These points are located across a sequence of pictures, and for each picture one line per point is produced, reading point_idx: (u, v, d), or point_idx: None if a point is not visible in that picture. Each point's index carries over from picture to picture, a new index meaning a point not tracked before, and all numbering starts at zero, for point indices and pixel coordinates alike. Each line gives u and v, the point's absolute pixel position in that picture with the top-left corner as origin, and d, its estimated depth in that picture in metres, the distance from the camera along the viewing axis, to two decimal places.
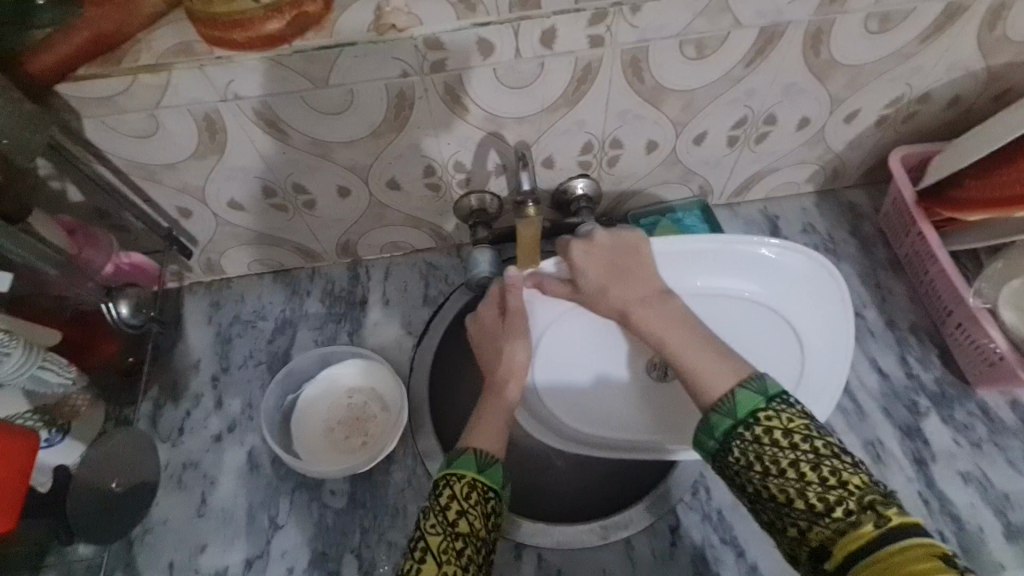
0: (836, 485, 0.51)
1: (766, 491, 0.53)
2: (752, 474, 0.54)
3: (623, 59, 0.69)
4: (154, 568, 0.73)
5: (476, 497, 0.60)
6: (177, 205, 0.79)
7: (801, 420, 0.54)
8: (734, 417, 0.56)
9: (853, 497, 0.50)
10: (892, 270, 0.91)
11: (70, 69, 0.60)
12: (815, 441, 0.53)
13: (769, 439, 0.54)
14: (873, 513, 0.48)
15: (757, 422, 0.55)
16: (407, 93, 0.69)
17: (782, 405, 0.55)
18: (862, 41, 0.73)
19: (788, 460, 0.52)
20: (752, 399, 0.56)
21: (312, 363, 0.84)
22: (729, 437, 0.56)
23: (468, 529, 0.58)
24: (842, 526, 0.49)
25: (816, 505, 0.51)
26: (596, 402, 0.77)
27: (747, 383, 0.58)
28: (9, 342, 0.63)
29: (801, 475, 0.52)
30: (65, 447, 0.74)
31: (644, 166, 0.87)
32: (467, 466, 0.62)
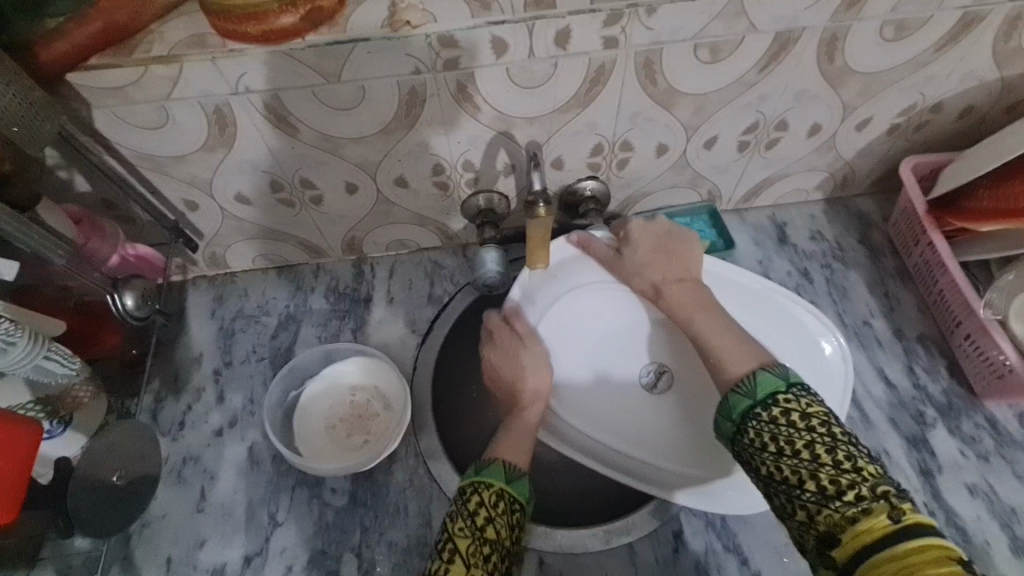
0: (850, 469, 0.50)
1: (777, 472, 0.53)
2: (766, 454, 0.54)
3: (637, 60, 0.69)
4: (152, 562, 0.73)
5: (503, 506, 0.60)
6: (184, 197, 0.79)
7: (820, 407, 0.55)
8: (753, 398, 0.57)
9: (866, 484, 0.49)
10: (900, 279, 0.90)
11: (81, 58, 0.60)
12: (833, 426, 0.53)
13: (786, 419, 0.54)
14: (887, 503, 0.47)
15: (775, 403, 0.56)
16: (419, 91, 0.68)
17: (803, 392, 0.56)
18: (877, 49, 0.73)
19: (803, 441, 0.53)
20: (774, 382, 0.57)
21: (315, 360, 0.84)
22: (746, 417, 0.57)
23: (495, 535, 0.57)
24: (854, 513, 0.48)
25: (828, 488, 0.50)
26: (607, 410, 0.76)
27: (772, 369, 0.59)
28: (14, 331, 0.62)
29: (814, 458, 0.51)
30: (66, 438, 0.72)
31: (653, 169, 0.86)
32: (496, 475, 0.62)
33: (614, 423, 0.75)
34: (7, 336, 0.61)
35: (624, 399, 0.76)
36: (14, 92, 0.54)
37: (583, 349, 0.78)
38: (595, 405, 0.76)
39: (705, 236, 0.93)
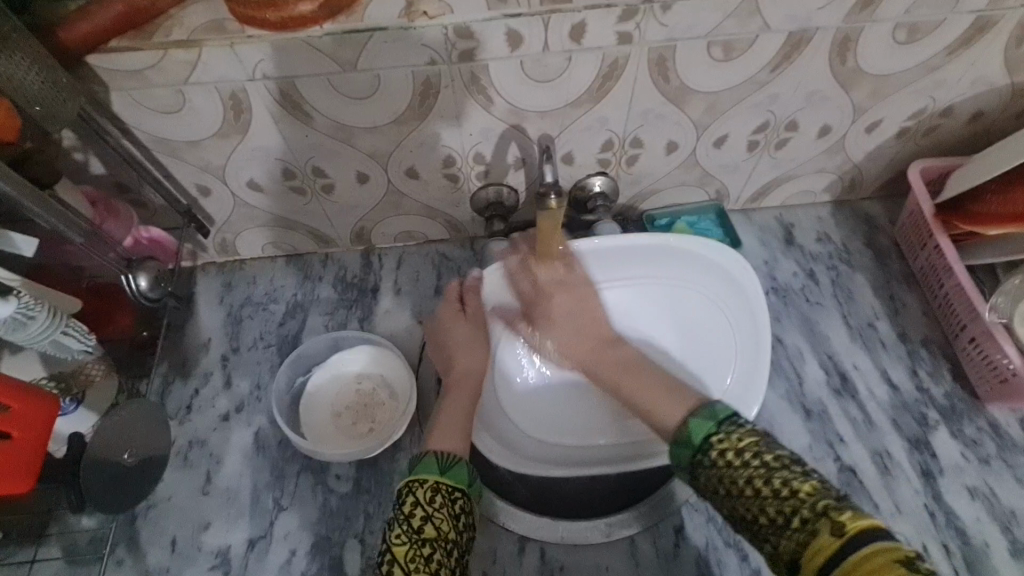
0: (789, 496, 0.50)
1: (735, 513, 0.52)
2: (719, 499, 0.53)
3: (651, 56, 0.69)
4: (157, 543, 0.73)
5: (441, 500, 0.58)
6: (197, 182, 0.80)
7: (751, 436, 0.54)
8: (691, 446, 0.57)
9: (806, 505, 0.49)
10: (906, 282, 0.91)
11: (102, 41, 0.61)
12: (764, 455, 0.52)
13: (724, 460, 0.54)
14: (828, 520, 0.47)
15: (712, 448, 0.55)
16: (433, 81, 0.69)
17: (733, 427, 0.55)
18: (889, 51, 0.73)
19: (742, 479, 0.52)
20: (705, 426, 0.56)
21: (322, 348, 0.84)
22: (692, 467, 0.56)
23: (434, 534, 0.56)
24: (801, 538, 0.48)
25: (776, 519, 0.50)
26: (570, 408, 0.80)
27: (702, 411, 0.58)
28: (34, 305, 0.62)
29: (757, 492, 0.51)
30: (78, 416, 0.73)
31: (663, 167, 0.87)
32: (429, 470, 0.60)
33: (586, 420, 0.79)
34: (27, 311, 0.61)
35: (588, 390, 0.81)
36: (37, 71, 0.54)
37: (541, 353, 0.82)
38: (565, 407, 0.80)
39: (712, 235, 0.94)
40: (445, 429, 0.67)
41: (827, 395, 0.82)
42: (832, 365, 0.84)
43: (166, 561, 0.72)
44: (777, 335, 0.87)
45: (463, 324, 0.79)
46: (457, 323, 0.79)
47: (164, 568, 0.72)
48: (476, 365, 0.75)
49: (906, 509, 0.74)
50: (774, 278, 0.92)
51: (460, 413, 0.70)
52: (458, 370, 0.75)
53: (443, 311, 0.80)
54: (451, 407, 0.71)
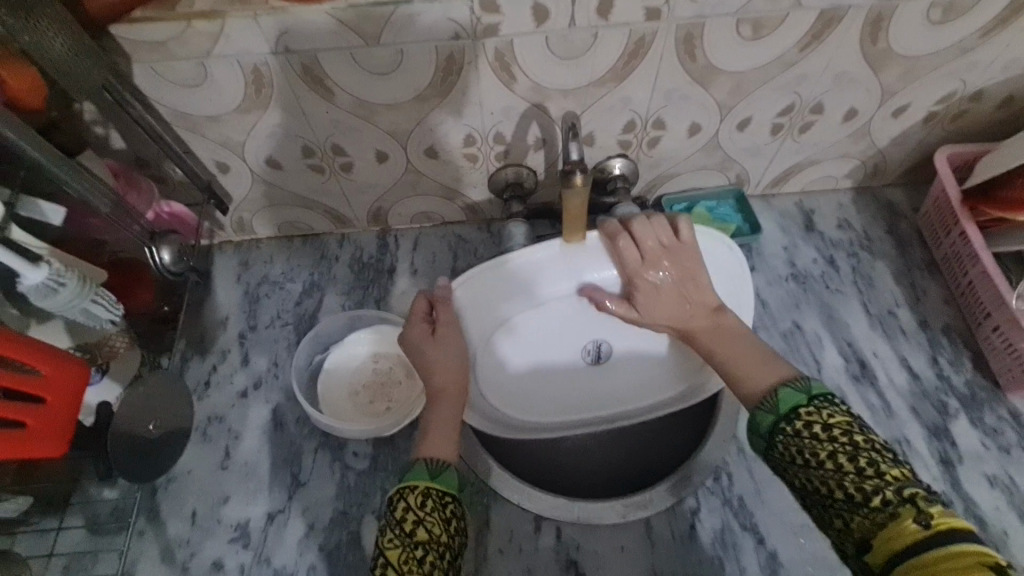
0: (874, 475, 0.52)
1: (810, 484, 0.55)
2: (795, 467, 0.56)
3: (678, 34, 0.68)
4: (177, 515, 0.74)
5: (431, 505, 0.60)
6: (216, 159, 0.79)
7: (841, 415, 0.56)
8: (777, 413, 0.59)
9: (891, 488, 0.51)
10: (928, 270, 0.90)
11: (126, 11, 0.60)
12: (855, 435, 0.54)
13: (809, 432, 0.56)
14: (913, 507, 0.49)
15: (798, 418, 0.57)
16: (457, 57, 0.68)
17: (824, 403, 0.58)
18: (921, 31, 0.72)
19: (826, 451, 0.54)
20: (794, 397, 0.59)
21: (340, 327, 0.85)
22: (773, 433, 0.59)
23: (427, 537, 0.57)
24: (881, 518, 0.50)
25: (855, 495, 0.52)
26: (576, 392, 0.80)
27: (790, 384, 0.61)
28: (63, 273, 0.62)
29: (838, 467, 0.53)
30: (104, 386, 0.74)
31: (683, 150, 0.86)
32: (420, 476, 0.62)
33: (576, 397, 0.80)
34: (57, 279, 0.61)
35: (568, 372, 0.78)
36: (64, 39, 0.54)
37: (525, 347, 0.75)
38: (555, 383, 0.79)
39: (731, 220, 0.93)
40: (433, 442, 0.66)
41: (846, 382, 0.81)
42: (851, 352, 0.84)
43: (186, 533, 0.73)
44: (796, 321, 0.86)
45: (435, 345, 0.71)
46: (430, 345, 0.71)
47: (184, 540, 0.73)
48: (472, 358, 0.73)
49: None
50: (794, 264, 0.91)
51: (450, 425, 0.68)
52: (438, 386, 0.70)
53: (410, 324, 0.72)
54: (438, 421, 0.68)
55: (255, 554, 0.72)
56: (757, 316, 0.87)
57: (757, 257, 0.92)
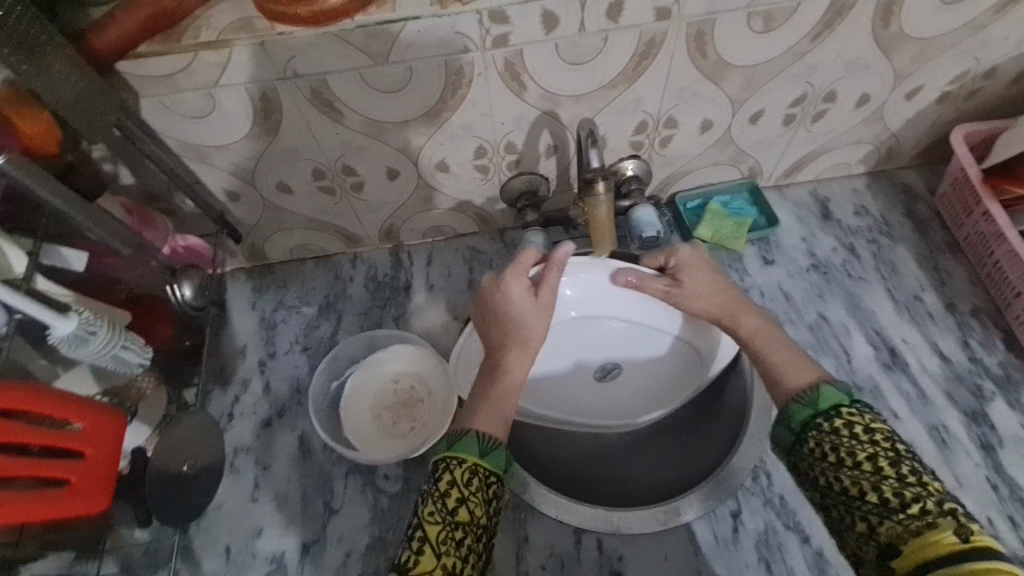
0: (914, 484, 0.49)
1: (838, 484, 0.52)
2: (825, 465, 0.54)
3: (689, 32, 0.67)
4: (211, 552, 0.73)
5: (477, 483, 0.56)
6: (226, 187, 0.78)
7: (883, 421, 0.54)
8: (814, 408, 0.57)
9: (932, 499, 0.48)
10: (950, 252, 0.88)
11: (132, 46, 0.59)
12: (896, 442, 0.52)
13: (848, 431, 0.54)
14: (954, 520, 0.46)
15: (838, 415, 0.55)
16: (466, 70, 0.67)
17: (866, 407, 0.55)
18: (933, 12, 0.71)
19: (864, 453, 0.52)
20: (837, 395, 0.56)
21: (360, 347, 0.84)
22: (806, 427, 0.56)
23: (468, 518, 0.54)
24: (917, 526, 0.47)
25: (890, 501, 0.49)
26: (586, 399, 0.81)
27: (834, 384, 0.58)
28: (94, 321, 0.61)
29: (876, 471, 0.51)
30: (134, 429, 0.73)
31: (696, 146, 0.85)
32: (469, 449, 0.57)
33: (588, 402, 0.81)
34: (87, 326, 0.60)
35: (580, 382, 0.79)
36: (74, 78, 0.54)
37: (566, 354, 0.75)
38: (568, 392, 0.80)
39: (747, 214, 0.92)
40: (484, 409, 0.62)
41: (878, 371, 0.80)
42: (880, 340, 0.83)
43: (222, 569, 0.72)
44: (821, 312, 0.85)
45: (531, 302, 0.67)
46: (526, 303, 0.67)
47: None
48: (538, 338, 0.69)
49: (967, 482, 0.72)
50: (814, 254, 0.90)
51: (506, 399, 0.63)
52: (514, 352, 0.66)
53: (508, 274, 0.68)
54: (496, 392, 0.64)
55: None
56: (781, 309, 0.86)
57: (776, 249, 0.91)
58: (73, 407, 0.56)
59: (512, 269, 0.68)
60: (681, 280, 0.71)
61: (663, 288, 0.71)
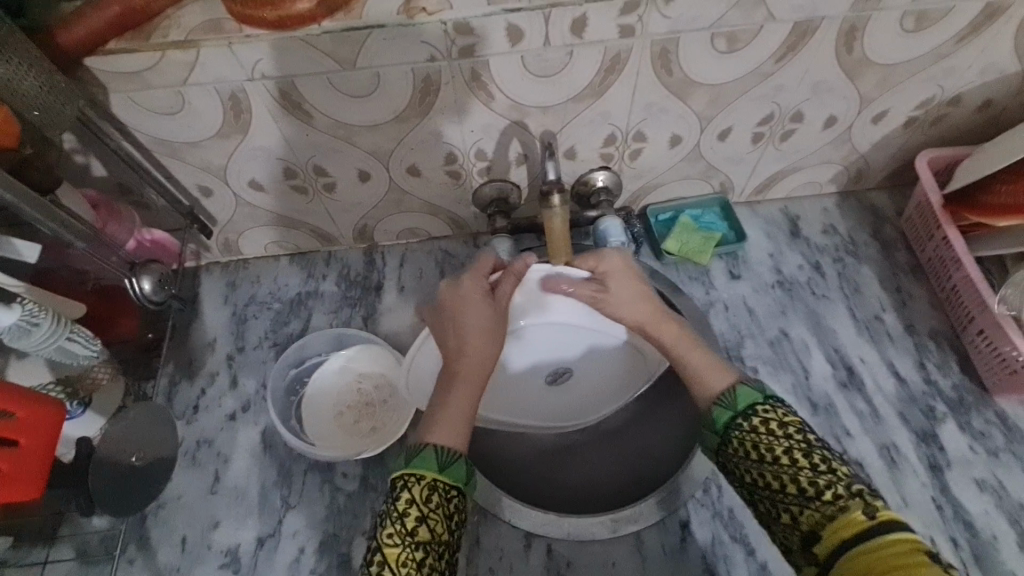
0: (826, 471, 0.53)
1: (761, 479, 0.55)
2: (748, 463, 0.56)
3: (653, 50, 0.68)
4: (167, 543, 0.74)
5: (436, 501, 0.57)
6: (198, 183, 0.79)
7: (794, 415, 0.57)
8: (734, 409, 0.58)
9: (842, 483, 0.52)
10: (913, 274, 0.90)
11: (100, 43, 0.60)
12: (808, 433, 0.55)
13: (765, 428, 0.56)
14: (862, 501, 0.50)
15: (755, 414, 0.57)
16: (433, 78, 0.68)
17: (778, 402, 0.58)
18: (895, 39, 0.72)
19: (782, 447, 0.54)
20: (751, 395, 0.59)
21: (326, 345, 0.85)
22: (728, 428, 0.58)
23: (428, 536, 0.55)
24: (832, 511, 0.50)
25: (807, 489, 0.52)
26: (536, 403, 0.84)
27: (749, 382, 0.60)
28: (38, 312, 0.63)
29: (793, 462, 0.54)
30: (87, 419, 0.75)
31: (666, 160, 0.86)
32: (427, 465, 0.58)
33: (540, 406, 0.84)
34: (30, 318, 0.62)
35: (529, 386, 0.83)
36: (35, 74, 0.55)
37: (528, 353, 0.80)
38: (521, 396, 0.83)
39: (717, 228, 0.93)
40: (443, 420, 0.62)
41: (834, 389, 0.82)
42: (839, 359, 0.84)
43: (176, 560, 0.73)
44: (783, 328, 0.86)
45: (490, 303, 0.71)
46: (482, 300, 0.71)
47: (175, 567, 0.73)
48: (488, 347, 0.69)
49: (913, 501, 0.74)
50: (780, 271, 0.91)
51: (466, 405, 0.64)
52: (466, 358, 0.68)
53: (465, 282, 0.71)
54: (453, 399, 0.65)
55: None
56: (744, 323, 0.87)
57: (743, 264, 0.92)
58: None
59: (470, 273, 0.72)
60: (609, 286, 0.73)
61: (590, 293, 0.73)
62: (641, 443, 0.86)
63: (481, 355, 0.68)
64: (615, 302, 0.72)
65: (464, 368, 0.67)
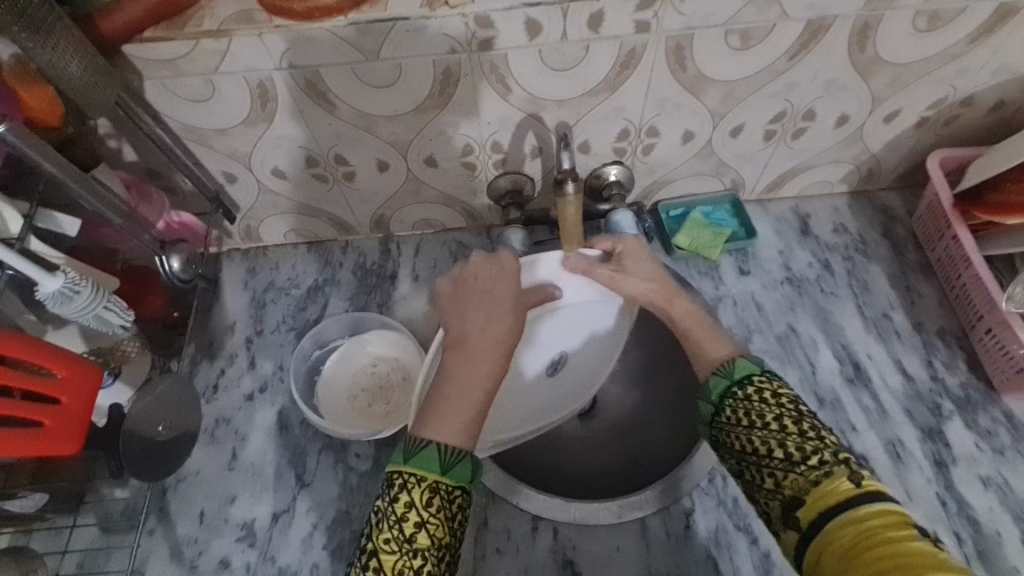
0: (812, 438, 0.55)
1: (749, 444, 0.57)
2: (740, 429, 0.58)
3: (668, 45, 0.70)
4: (185, 515, 0.77)
5: (437, 504, 0.56)
6: (224, 169, 0.82)
7: (788, 388, 0.60)
8: (731, 379, 0.61)
9: (829, 450, 0.54)
10: (923, 274, 0.90)
11: (138, 31, 0.63)
12: (800, 404, 0.58)
13: (758, 397, 0.59)
14: (848, 468, 0.52)
15: (751, 383, 0.60)
16: (453, 70, 0.70)
17: (774, 376, 0.61)
18: (908, 38, 0.73)
19: (773, 414, 0.57)
20: (749, 366, 0.61)
21: (342, 329, 0.87)
22: (723, 398, 0.61)
23: (427, 542, 0.55)
24: (817, 476, 0.52)
25: (794, 455, 0.54)
26: (526, 406, 0.76)
27: (748, 356, 0.63)
28: (78, 281, 0.65)
29: (783, 428, 0.56)
30: (116, 390, 0.76)
31: (678, 157, 0.87)
32: (429, 467, 0.57)
33: (528, 410, 0.77)
34: (72, 285, 0.64)
35: (524, 390, 0.74)
36: (78, 58, 0.58)
37: (539, 348, 0.71)
38: (518, 401, 0.75)
39: (727, 225, 0.94)
40: (450, 414, 0.60)
41: (840, 384, 0.82)
42: (846, 355, 0.85)
43: (194, 532, 0.76)
44: (791, 323, 0.87)
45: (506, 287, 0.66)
46: (497, 284, 0.67)
47: (193, 539, 0.75)
48: (502, 335, 0.64)
49: (918, 496, 0.74)
50: (789, 268, 0.92)
51: (473, 399, 0.61)
52: (475, 344, 0.64)
53: (474, 262, 0.70)
54: (457, 392, 0.62)
55: (261, 553, 0.74)
56: (752, 319, 0.88)
57: (753, 260, 0.93)
58: (39, 352, 0.60)
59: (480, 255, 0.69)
60: (624, 264, 0.71)
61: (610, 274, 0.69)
62: (648, 437, 0.88)
63: (493, 340, 0.64)
64: (630, 282, 0.69)
65: (475, 358, 0.64)
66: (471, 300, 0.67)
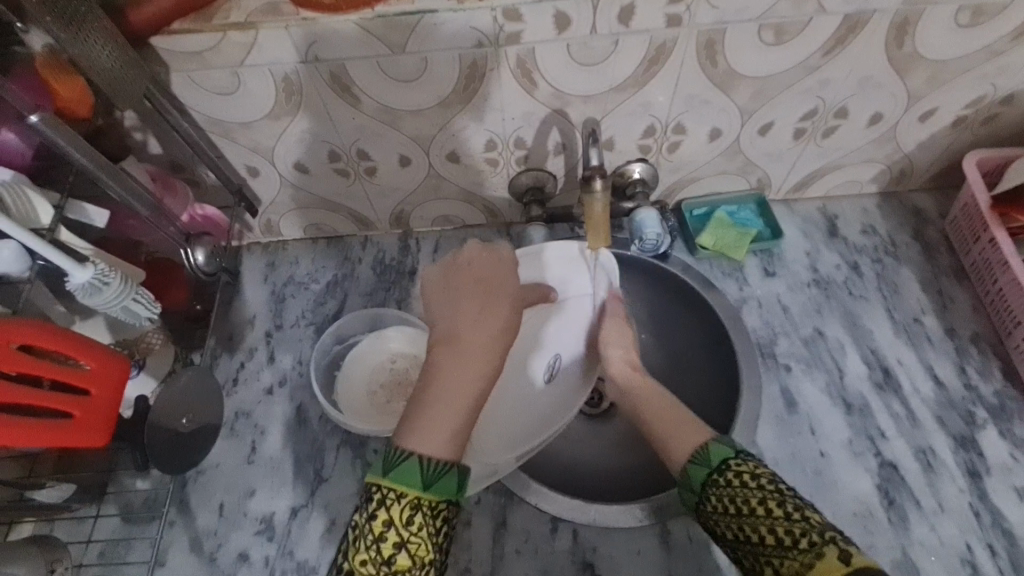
0: (800, 519, 0.50)
1: (741, 533, 0.53)
2: (728, 519, 0.54)
3: (700, 39, 0.69)
4: (205, 507, 0.77)
5: (419, 522, 0.54)
6: (246, 163, 0.82)
7: (767, 468, 0.56)
8: (709, 466, 0.57)
9: (815, 530, 0.49)
10: (956, 278, 0.88)
11: (166, 23, 0.63)
12: (780, 482, 0.54)
13: (739, 482, 0.54)
14: (836, 547, 0.48)
15: (729, 468, 0.56)
16: (480, 64, 0.69)
17: (751, 456, 0.57)
18: (950, 34, 0.71)
19: (756, 499, 0.53)
20: (723, 450, 0.57)
21: (362, 325, 0.87)
22: (705, 487, 0.56)
23: (406, 564, 0.53)
24: (809, 559, 0.48)
25: (784, 540, 0.50)
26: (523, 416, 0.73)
27: (722, 438, 0.59)
28: (107, 272, 0.66)
29: (768, 512, 0.52)
30: (142, 380, 0.77)
31: (704, 155, 0.86)
32: (411, 482, 0.54)
33: (524, 419, 0.73)
34: (102, 277, 0.65)
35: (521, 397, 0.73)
36: (108, 51, 0.58)
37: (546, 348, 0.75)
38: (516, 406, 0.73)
39: (752, 225, 0.92)
40: (431, 421, 0.57)
41: (869, 390, 0.80)
42: (875, 359, 0.82)
43: (214, 524, 0.76)
44: (818, 327, 0.85)
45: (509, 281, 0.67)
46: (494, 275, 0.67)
47: (212, 530, 0.76)
48: (493, 333, 0.62)
49: (950, 506, 0.72)
50: (816, 270, 0.90)
51: (458, 403, 0.58)
52: (465, 340, 0.61)
53: (470, 249, 0.68)
54: (444, 395, 0.58)
55: (280, 547, 0.74)
56: (778, 320, 0.86)
57: (779, 261, 0.91)
58: (61, 342, 0.60)
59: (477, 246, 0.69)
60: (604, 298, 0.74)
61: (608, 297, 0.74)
62: None
63: (486, 336, 0.62)
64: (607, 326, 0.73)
65: (466, 355, 0.60)
66: (466, 295, 0.65)
